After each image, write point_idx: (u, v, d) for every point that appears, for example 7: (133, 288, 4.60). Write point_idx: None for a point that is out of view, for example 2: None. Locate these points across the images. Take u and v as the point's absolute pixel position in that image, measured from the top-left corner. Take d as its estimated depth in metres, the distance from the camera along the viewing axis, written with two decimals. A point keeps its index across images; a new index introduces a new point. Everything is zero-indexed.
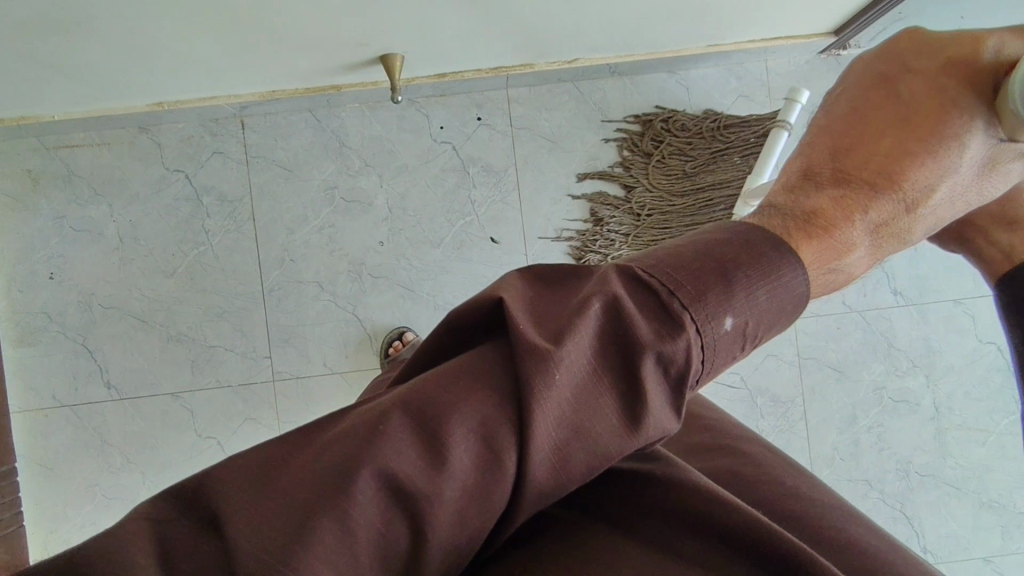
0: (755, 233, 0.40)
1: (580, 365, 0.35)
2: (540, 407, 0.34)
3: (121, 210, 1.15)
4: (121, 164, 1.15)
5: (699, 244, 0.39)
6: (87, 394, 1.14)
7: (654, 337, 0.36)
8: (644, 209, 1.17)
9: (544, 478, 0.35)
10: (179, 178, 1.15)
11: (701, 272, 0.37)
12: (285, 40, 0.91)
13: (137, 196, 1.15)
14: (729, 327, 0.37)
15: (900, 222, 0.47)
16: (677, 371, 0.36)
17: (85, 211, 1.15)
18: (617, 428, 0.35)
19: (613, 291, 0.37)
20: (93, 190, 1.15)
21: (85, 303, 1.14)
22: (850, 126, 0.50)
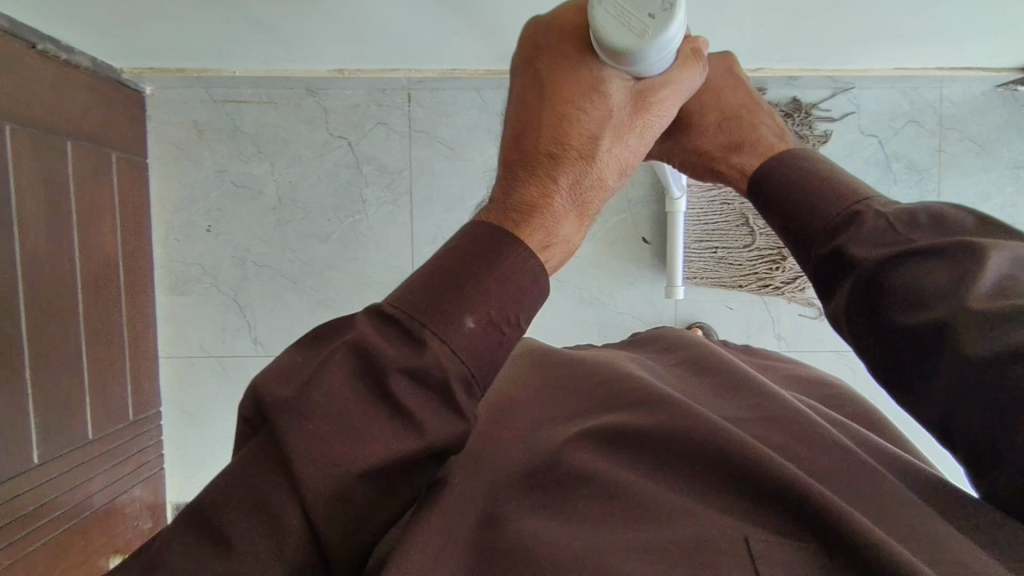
0: (486, 234, 0.42)
1: (342, 408, 0.36)
2: (301, 457, 0.35)
3: (282, 170, 1.15)
4: (286, 125, 1.15)
5: (449, 260, 0.41)
6: (234, 347, 1.16)
7: (403, 358, 0.37)
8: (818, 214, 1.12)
9: (325, 506, 0.35)
10: (341, 145, 1.15)
11: (441, 291, 0.39)
12: (500, 21, 0.90)
13: (299, 158, 1.15)
14: (472, 326, 0.39)
15: (590, 181, 0.47)
16: (434, 373, 0.37)
17: (246, 167, 1.15)
18: (393, 442, 0.36)
19: (349, 339, 0.37)
20: (255, 148, 1.15)
21: (239, 259, 1.16)
22: (524, 103, 0.48)
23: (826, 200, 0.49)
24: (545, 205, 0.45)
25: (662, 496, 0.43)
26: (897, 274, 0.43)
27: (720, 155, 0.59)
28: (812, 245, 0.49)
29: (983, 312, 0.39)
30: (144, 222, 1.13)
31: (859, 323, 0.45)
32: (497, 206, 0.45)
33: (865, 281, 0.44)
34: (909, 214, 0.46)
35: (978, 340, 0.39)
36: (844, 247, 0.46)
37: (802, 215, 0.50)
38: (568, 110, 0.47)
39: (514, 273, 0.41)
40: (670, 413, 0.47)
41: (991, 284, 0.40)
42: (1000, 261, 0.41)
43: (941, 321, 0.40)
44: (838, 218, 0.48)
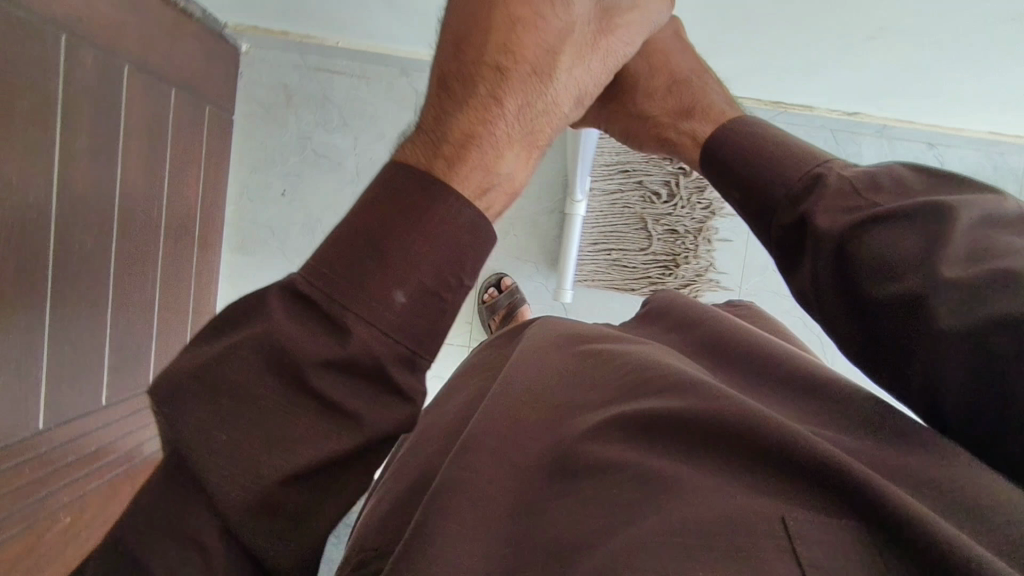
0: (404, 180, 0.35)
1: (246, 415, 0.32)
2: (212, 472, 0.31)
3: (365, 146, 1.16)
4: (375, 102, 1.15)
5: (355, 220, 0.34)
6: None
7: (322, 350, 0.32)
8: (659, 223, 1.10)
9: (250, 513, 0.32)
10: None
11: (353, 263, 0.33)
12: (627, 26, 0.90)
13: (383, 137, 1.16)
14: (403, 298, 0.33)
15: (540, 115, 0.43)
16: (358, 358, 0.32)
17: (329, 138, 1.15)
18: (326, 437, 0.32)
19: (250, 334, 0.32)
20: (342, 120, 1.15)
21: (311, 227, 1.17)
22: (457, 29, 0.42)
23: (784, 176, 0.54)
24: (467, 151, 0.38)
25: (673, 472, 0.40)
26: (862, 242, 0.48)
27: (676, 126, 0.65)
28: (777, 214, 0.54)
29: (953, 281, 0.42)
30: (222, 179, 1.13)
31: (825, 300, 0.51)
32: (424, 134, 0.38)
33: (833, 253, 0.49)
34: (868, 176, 0.51)
35: (945, 302, 0.42)
36: (808, 215, 0.51)
37: (763, 192, 0.55)
38: (512, 16, 0.42)
39: (448, 226, 0.35)
40: (687, 395, 0.45)
41: (954, 237, 0.44)
42: (968, 229, 0.45)
43: (914, 292, 0.44)
44: (801, 185, 0.53)
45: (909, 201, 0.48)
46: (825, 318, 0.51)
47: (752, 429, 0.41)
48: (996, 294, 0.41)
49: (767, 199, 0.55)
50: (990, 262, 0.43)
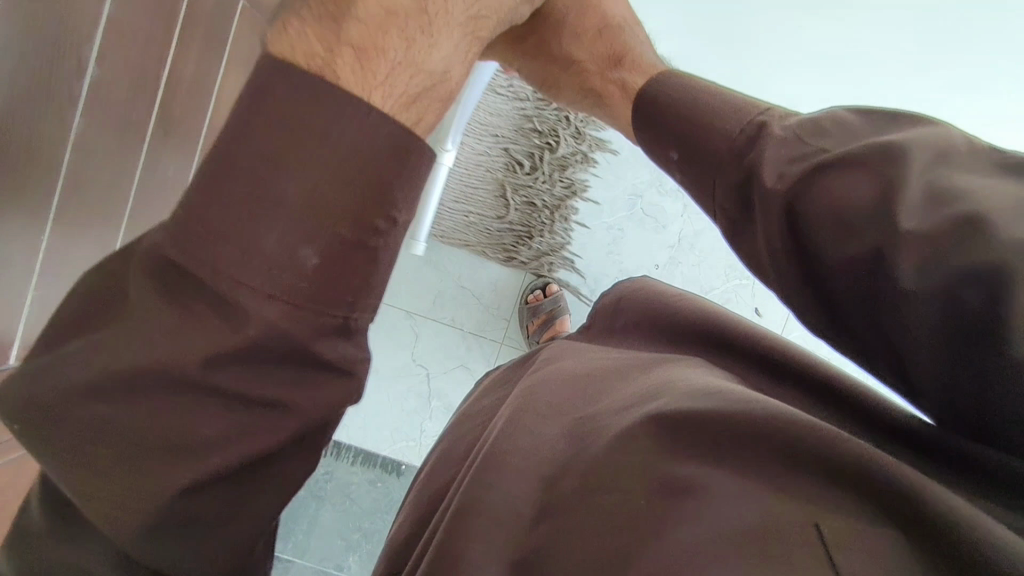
0: (281, 86, 0.21)
1: (129, 426, 0.23)
2: (98, 498, 0.24)
3: None
4: None
5: (220, 152, 0.21)
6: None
7: (205, 339, 0.22)
8: (514, 181, 1.00)
9: (155, 536, 0.25)
10: None
11: (231, 209, 0.21)
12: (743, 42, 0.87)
13: None
14: (312, 254, 0.22)
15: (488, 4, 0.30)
16: (259, 342, 0.22)
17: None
18: (231, 445, 0.24)
19: (110, 327, 0.23)
20: None
21: None
22: None
23: (720, 128, 0.44)
24: (378, 46, 0.24)
25: (678, 473, 0.31)
26: (816, 198, 0.37)
27: (603, 75, 0.55)
28: (718, 174, 0.44)
29: (919, 236, 0.32)
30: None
31: (790, 279, 0.40)
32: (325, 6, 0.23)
33: (786, 218, 0.39)
34: (815, 122, 0.40)
35: (908, 262, 0.32)
36: (754, 174, 0.41)
37: (700, 147, 0.45)
38: None
39: (343, 151, 0.22)
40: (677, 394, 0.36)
41: (913, 202, 0.33)
42: (923, 177, 0.34)
43: (875, 254, 0.34)
44: (735, 138, 0.43)
45: (855, 145, 0.37)
46: (790, 302, 0.41)
47: (756, 422, 0.32)
48: (962, 245, 0.30)
49: (698, 149, 0.45)
50: (953, 205, 0.32)
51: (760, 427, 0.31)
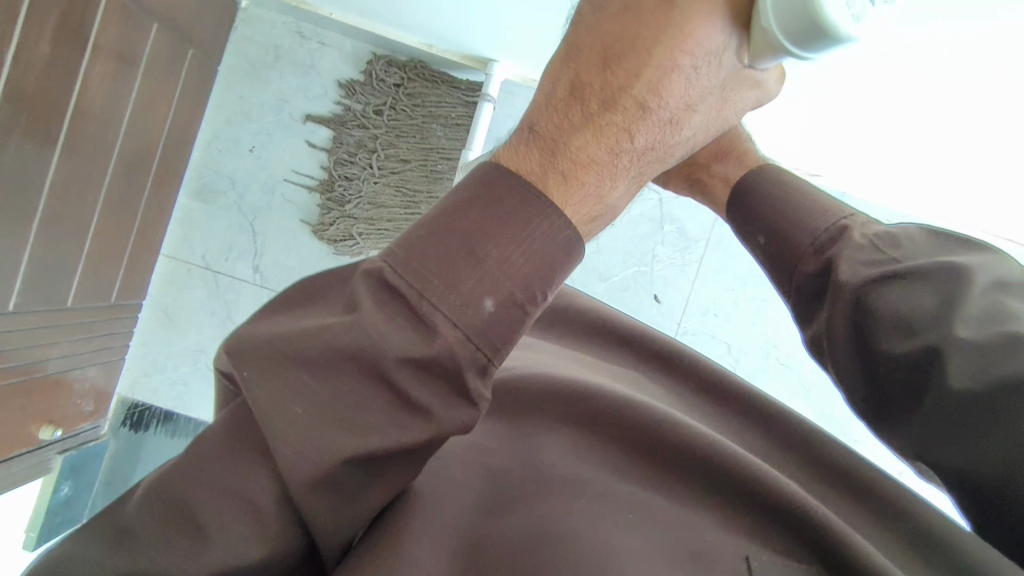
0: (502, 185, 0.36)
1: (344, 395, 0.34)
2: (287, 440, 0.34)
3: None
4: None
5: (444, 224, 0.35)
6: (234, 267, 1.21)
7: (407, 346, 0.34)
8: (371, 163, 1.16)
9: (312, 494, 0.34)
10: None
11: (449, 258, 0.35)
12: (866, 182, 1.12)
13: None
14: (489, 308, 0.35)
15: (660, 148, 0.38)
16: (441, 353, 0.34)
17: (314, 106, 1.17)
18: (390, 435, 0.34)
19: (335, 322, 0.34)
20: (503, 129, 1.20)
21: (271, 186, 1.19)
22: (592, 39, 0.37)
23: (807, 225, 0.51)
24: (577, 177, 0.36)
25: (619, 487, 0.47)
26: (880, 296, 0.45)
27: None
28: (796, 267, 0.51)
29: (969, 342, 0.41)
30: (195, 122, 1.15)
31: (839, 352, 0.48)
32: (542, 141, 0.36)
33: (851, 304, 0.46)
34: (890, 236, 0.47)
35: (957, 360, 0.41)
36: (833, 264, 0.48)
37: (784, 242, 0.52)
38: (648, 33, 0.36)
39: (534, 240, 0.35)
40: (615, 428, 0.51)
41: (971, 309, 0.42)
42: (983, 293, 0.42)
43: (930, 348, 0.42)
44: (826, 237, 0.50)
45: (926, 259, 0.45)
46: (838, 379, 0.49)
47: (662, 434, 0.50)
48: (1007, 357, 0.39)
49: (785, 234, 0.51)
50: (1002, 324, 0.41)
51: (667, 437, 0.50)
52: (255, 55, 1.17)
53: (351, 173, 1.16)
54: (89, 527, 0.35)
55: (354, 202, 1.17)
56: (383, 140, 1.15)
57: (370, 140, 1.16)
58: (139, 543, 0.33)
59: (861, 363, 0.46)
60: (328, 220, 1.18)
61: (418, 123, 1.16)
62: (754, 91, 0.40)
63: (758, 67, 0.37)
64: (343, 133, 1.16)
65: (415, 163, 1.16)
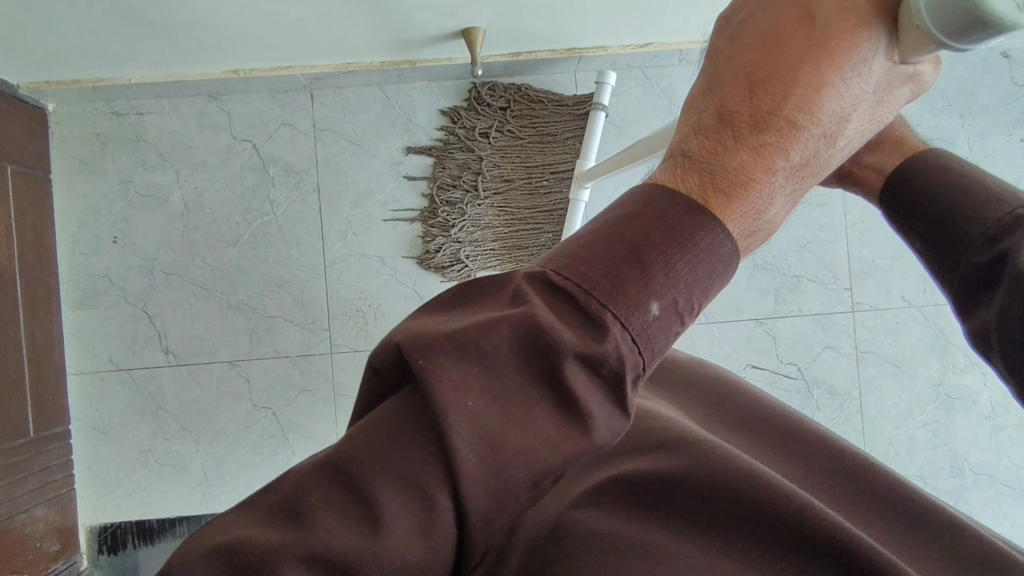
0: (668, 199, 0.37)
1: (514, 387, 0.35)
2: (461, 432, 0.33)
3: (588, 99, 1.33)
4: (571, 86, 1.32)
5: (610, 229, 0.37)
6: (144, 358, 1.31)
7: (580, 342, 0.35)
8: (477, 187, 1.29)
9: (484, 493, 0.34)
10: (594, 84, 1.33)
11: (616, 258, 0.36)
12: (680, 18, 1.18)
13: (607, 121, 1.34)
14: (656, 311, 0.36)
15: (814, 162, 0.40)
16: (612, 354, 0.35)
17: (151, 176, 1.31)
18: (560, 438, 0.35)
19: (507, 314, 0.35)
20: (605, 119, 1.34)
21: (148, 269, 1.32)
22: (721, 74, 0.40)
23: (979, 217, 0.50)
24: (744, 185, 0.38)
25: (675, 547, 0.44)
26: None
27: None
28: (967, 254, 0.50)
29: None
30: (49, 241, 1.29)
31: (1004, 344, 0.47)
32: (696, 163, 0.38)
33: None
34: None
35: None
36: (1008, 254, 0.47)
37: (953, 233, 0.52)
38: (792, 57, 0.38)
39: (702, 251, 0.37)
40: (667, 454, 0.49)
41: None
42: None
43: None
44: (1001, 225, 0.49)
45: None
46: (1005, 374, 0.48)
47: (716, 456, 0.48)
48: None
49: (952, 223, 0.52)
50: None
51: (728, 479, 0.46)
52: (81, 151, 1.31)
53: (454, 198, 1.30)
54: (253, 504, 0.36)
55: (457, 225, 1.29)
56: (488, 163, 1.29)
57: (475, 163, 1.30)
58: (320, 517, 0.33)
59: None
60: (434, 241, 1.30)
61: (524, 142, 1.30)
62: (910, 84, 0.41)
63: (913, 61, 0.39)
64: (448, 158, 1.30)
65: (521, 178, 1.31)
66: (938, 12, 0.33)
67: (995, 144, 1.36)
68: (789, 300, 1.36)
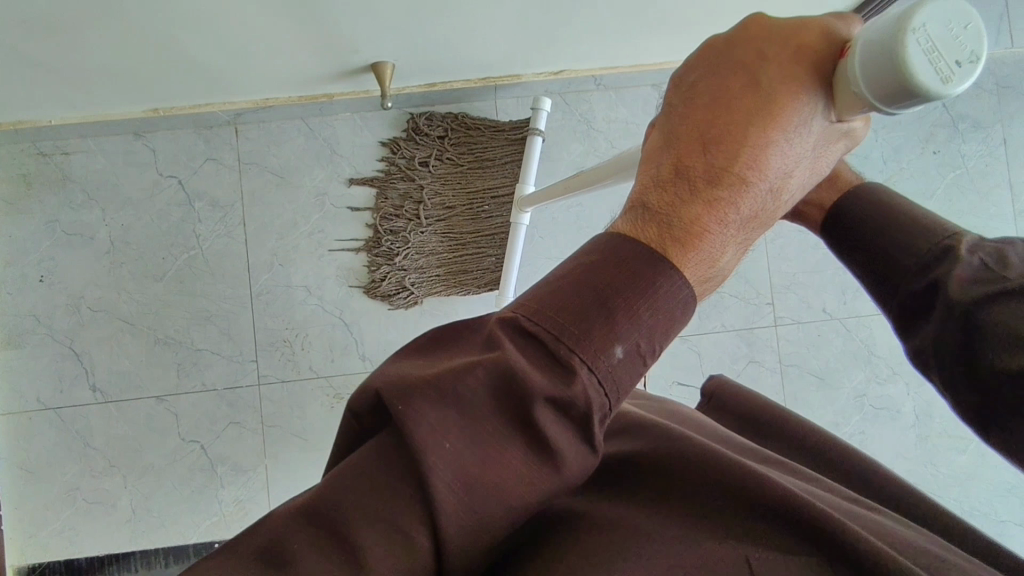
0: (629, 246, 0.40)
1: (487, 431, 0.36)
2: (440, 482, 0.35)
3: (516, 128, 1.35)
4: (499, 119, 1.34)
5: (577, 274, 0.39)
6: (72, 397, 1.25)
7: (551, 386, 0.36)
8: (420, 215, 1.29)
9: (461, 536, 0.36)
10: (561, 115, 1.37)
11: (584, 305, 0.38)
12: (592, 49, 1.19)
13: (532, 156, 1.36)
14: (621, 354, 0.38)
15: (762, 213, 0.43)
16: (581, 399, 0.37)
17: (77, 215, 1.27)
18: (532, 477, 0.37)
19: (482, 360, 0.37)
20: None
21: (74, 306, 1.26)
22: (675, 130, 0.43)
23: (913, 247, 0.55)
24: (698, 236, 0.41)
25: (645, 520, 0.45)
26: (980, 315, 0.48)
27: None
28: (903, 282, 0.55)
29: None
30: None
31: (941, 364, 0.52)
32: (653, 214, 0.41)
33: (958, 322, 0.50)
34: (998, 252, 0.51)
35: None
36: (940, 282, 0.52)
37: (890, 263, 0.56)
38: (740, 116, 0.41)
39: (664, 297, 0.39)
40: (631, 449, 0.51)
41: None
42: None
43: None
44: (933, 254, 0.53)
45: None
46: (942, 389, 0.53)
47: (687, 455, 0.48)
48: None
49: (889, 253, 0.56)
50: None
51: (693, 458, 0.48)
52: (4, 193, 1.25)
53: (397, 227, 1.30)
54: (231, 551, 0.35)
55: (402, 254, 1.29)
56: (428, 191, 1.29)
57: (416, 192, 1.30)
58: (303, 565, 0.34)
59: (968, 389, 0.50)
60: (381, 269, 1.30)
61: (464, 170, 1.31)
62: (844, 139, 0.45)
63: (847, 120, 0.42)
64: (390, 189, 1.30)
65: (461, 205, 1.31)
66: (867, 77, 0.37)
67: (908, 158, 1.46)
68: (712, 317, 1.43)
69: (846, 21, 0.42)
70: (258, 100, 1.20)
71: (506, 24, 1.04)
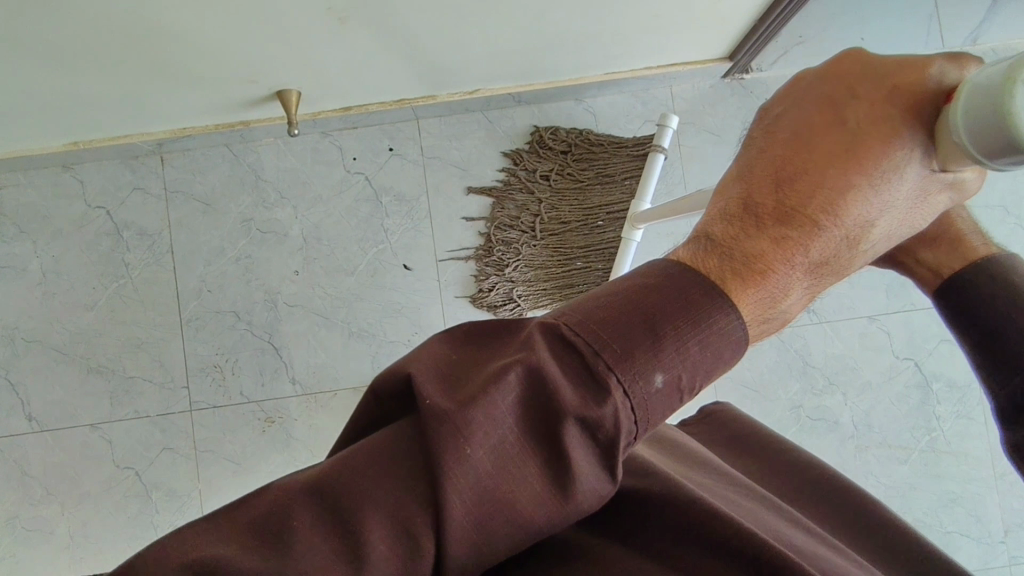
0: (686, 275, 0.38)
1: (510, 438, 0.35)
2: (453, 483, 0.34)
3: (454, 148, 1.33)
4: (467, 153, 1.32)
5: (627, 292, 0.37)
6: (8, 426, 1.29)
7: (582, 403, 0.35)
8: (535, 228, 1.30)
9: (467, 542, 0.35)
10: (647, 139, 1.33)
11: (630, 325, 0.36)
12: (495, 65, 1.16)
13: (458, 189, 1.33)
14: (660, 382, 0.36)
15: (834, 261, 0.40)
16: (611, 423, 0.35)
17: (8, 246, 1.31)
18: (550, 496, 0.35)
19: (515, 364, 0.36)
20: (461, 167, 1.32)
21: (10, 338, 1.31)
22: (751, 163, 0.41)
23: None
24: (761, 273, 0.38)
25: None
26: None
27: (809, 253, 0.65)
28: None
29: None
30: None
31: None
32: (716, 246, 0.39)
33: None
34: None
35: None
36: None
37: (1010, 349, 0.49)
38: (821, 154, 0.39)
39: (719, 330, 0.37)
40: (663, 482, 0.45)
41: None
42: None
43: None
44: None
45: None
46: None
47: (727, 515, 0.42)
48: None
49: (1010, 339, 0.49)
50: None
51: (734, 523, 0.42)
52: None
53: (510, 238, 1.30)
54: (232, 517, 0.35)
55: (511, 266, 1.29)
56: (546, 205, 1.30)
57: (533, 205, 1.31)
58: (306, 543, 0.34)
59: None
60: (490, 278, 1.30)
61: (582, 185, 1.31)
62: (947, 193, 0.41)
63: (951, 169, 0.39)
64: (507, 200, 1.31)
65: (575, 218, 1.30)
66: (975, 135, 0.34)
67: None
68: None
69: (962, 64, 0.39)
70: (174, 129, 1.22)
71: (439, 42, 1.03)
